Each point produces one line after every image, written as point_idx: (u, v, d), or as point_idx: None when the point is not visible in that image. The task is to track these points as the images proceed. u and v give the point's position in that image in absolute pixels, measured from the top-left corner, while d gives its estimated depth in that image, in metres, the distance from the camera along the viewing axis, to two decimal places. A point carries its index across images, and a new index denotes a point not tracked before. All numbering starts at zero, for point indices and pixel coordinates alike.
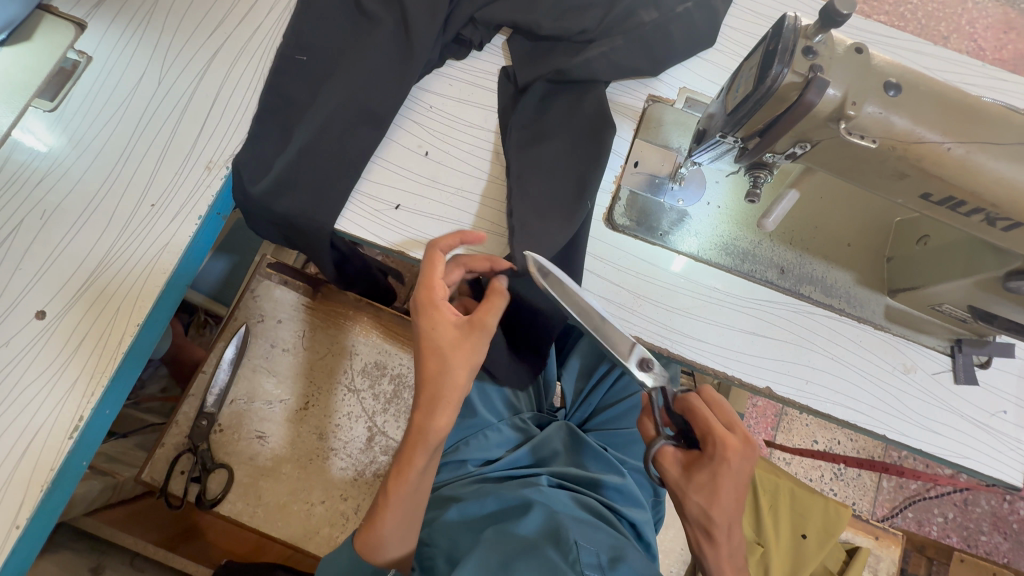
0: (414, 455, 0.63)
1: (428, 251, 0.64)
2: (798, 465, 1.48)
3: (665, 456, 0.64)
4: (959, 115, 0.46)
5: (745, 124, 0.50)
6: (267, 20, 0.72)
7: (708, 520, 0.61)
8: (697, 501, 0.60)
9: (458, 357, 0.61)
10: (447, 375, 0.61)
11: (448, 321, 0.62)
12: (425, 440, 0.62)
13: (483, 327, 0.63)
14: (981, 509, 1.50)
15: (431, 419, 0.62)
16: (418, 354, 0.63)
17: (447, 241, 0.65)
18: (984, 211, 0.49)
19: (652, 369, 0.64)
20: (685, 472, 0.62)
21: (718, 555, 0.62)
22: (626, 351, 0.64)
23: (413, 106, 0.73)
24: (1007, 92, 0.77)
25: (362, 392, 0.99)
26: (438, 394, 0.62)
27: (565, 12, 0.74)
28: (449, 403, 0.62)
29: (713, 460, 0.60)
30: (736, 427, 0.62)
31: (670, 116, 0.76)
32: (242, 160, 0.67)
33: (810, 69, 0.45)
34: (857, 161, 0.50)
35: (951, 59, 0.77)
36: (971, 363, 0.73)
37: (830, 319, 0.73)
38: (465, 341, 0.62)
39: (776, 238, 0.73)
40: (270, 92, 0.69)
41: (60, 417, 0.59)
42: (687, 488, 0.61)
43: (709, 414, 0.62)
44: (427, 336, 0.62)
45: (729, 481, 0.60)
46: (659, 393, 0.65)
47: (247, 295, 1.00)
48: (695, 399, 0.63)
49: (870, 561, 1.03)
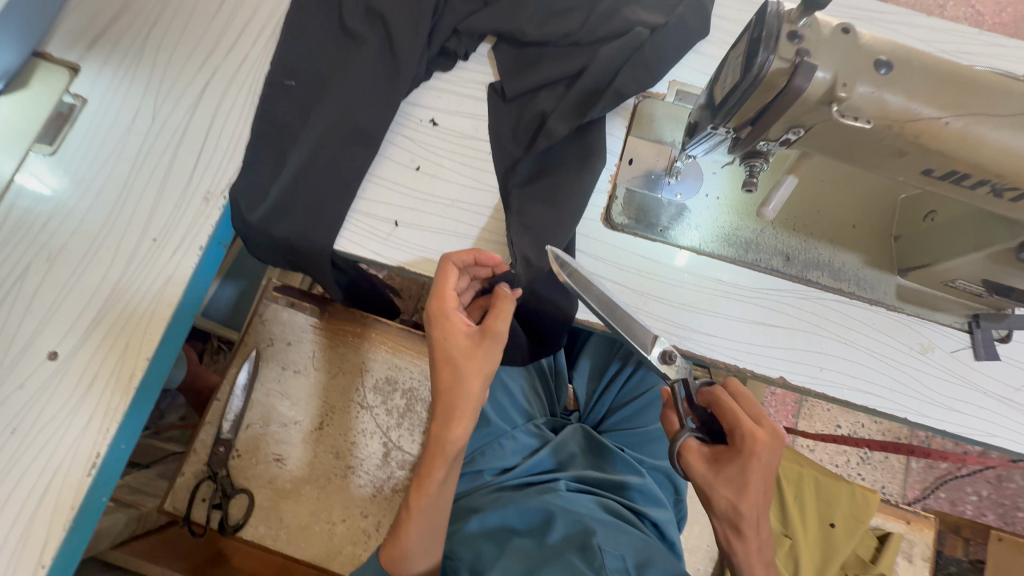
0: (433, 467, 0.64)
1: (440, 265, 0.64)
2: (822, 452, 1.46)
3: (691, 449, 0.62)
4: (954, 88, 0.45)
5: (736, 114, 0.49)
6: (253, 49, 0.73)
7: (737, 514, 0.60)
8: (725, 495, 0.59)
9: (471, 367, 0.62)
10: (461, 386, 0.62)
11: (461, 330, 0.63)
12: (443, 450, 0.63)
13: (494, 335, 0.63)
14: (1016, 485, 1.46)
15: (448, 429, 0.63)
16: (431, 364, 0.64)
17: (460, 257, 0.65)
18: (989, 182, 0.48)
19: (675, 361, 0.62)
20: (713, 466, 0.61)
21: (747, 549, 0.61)
22: (649, 343, 0.62)
23: (403, 122, 0.73)
24: (1005, 58, 0.75)
25: (375, 408, 0.99)
26: (454, 405, 0.63)
27: (548, 17, 0.75)
28: (465, 413, 0.63)
29: (742, 453, 0.59)
30: (764, 420, 0.61)
31: (662, 110, 0.75)
32: (238, 189, 0.68)
33: (797, 53, 0.44)
34: (853, 143, 0.49)
35: (944, 30, 0.76)
36: (991, 337, 0.71)
37: (841, 303, 0.72)
38: (478, 349, 0.63)
39: (778, 225, 0.72)
40: (261, 120, 0.70)
41: (77, 454, 0.59)
42: (716, 483, 0.60)
43: (738, 408, 0.61)
44: (440, 346, 0.63)
45: (759, 474, 0.59)
46: (679, 385, 0.63)
47: (255, 319, 1.01)
48: (722, 393, 0.62)
49: (903, 547, 1.01)
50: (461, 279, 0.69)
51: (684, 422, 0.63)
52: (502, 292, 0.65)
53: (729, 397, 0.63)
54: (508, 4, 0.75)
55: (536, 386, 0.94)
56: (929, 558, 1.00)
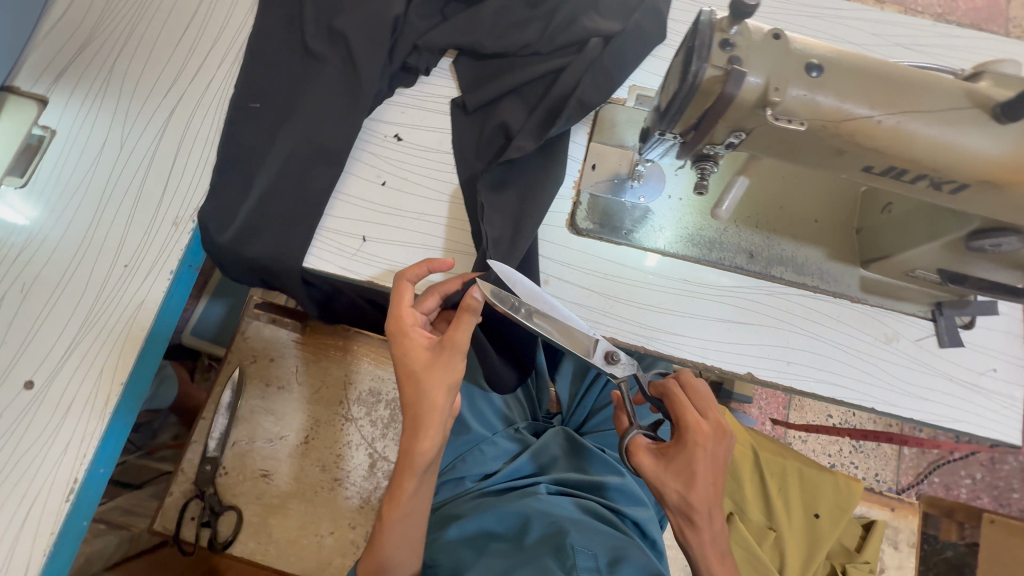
0: (403, 481, 0.64)
1: (395, 282, 0.66)
2: (815, 442, 1.46)
3: (640, 447, 0.64)
4: (885, 87, 0.46)
5: (679, 120, 0.50)
6: (218, 73, 0.74)
7: (687, 506, 0.60)
8: (674, 488, 0.60)
9: (433, 379, 0.62)
10: (424, 399, 0.62)
11: (421, 345, 0.63)
12: (411, 464, 0.63)
13: (455, 346, 0.62)
14: (1010, 466, 1.46)
15: (415, 443, 0.63)
16: (397, 381, 0.64)
17: (415, 271, 0.66)
18: (927, 176, 0.49)
19: (618, 360, 0.66)
20: (661, 459, 0.62)
21: (700, 539, 0.62)
22: (592, 348, 0.65)
23: (368, 138, 0.75)
24: (958, 48, 0.76)
25: (360, 420, 1.00)
26: (419, 419, 0.62)
27: (506, 29, 0.76)
28: (430, 427, 0.62)
29: (687, 446, 0.60)
30: (710, 413, 0.62)
31: (622, 115, 0.76)
32: (207, 212, 0.69)
33: (728, 61, 0.46)
34: (794, 145, 0.50)
35: (897, 23, 0.77)
36: (955, 324, 0.72)
37: (805, 297, 0.73)
38: (437, 361, 0.62)
39: (740, 223, 0.74)
40: (227, 143, 0.71)
41: (55, 481, 0.60)
42: (665, 476, 0.61)
43: (684, 402, 0.62)
44: (402, 362, 0.63)
45: (705, 465, 0.60)
46: (628, 381, 0.67)
47: (238, 337, 1.02)
48: (671, 388, 0.64)
49: (889, 534, 1.02)
50: (427, 297, 0.67)
51: (632, 419, 0.66)
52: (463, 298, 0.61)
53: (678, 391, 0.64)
54: (467, 18, 0.76)
55: (516, 391, 0.94)
56: (915, 544, 1.02)
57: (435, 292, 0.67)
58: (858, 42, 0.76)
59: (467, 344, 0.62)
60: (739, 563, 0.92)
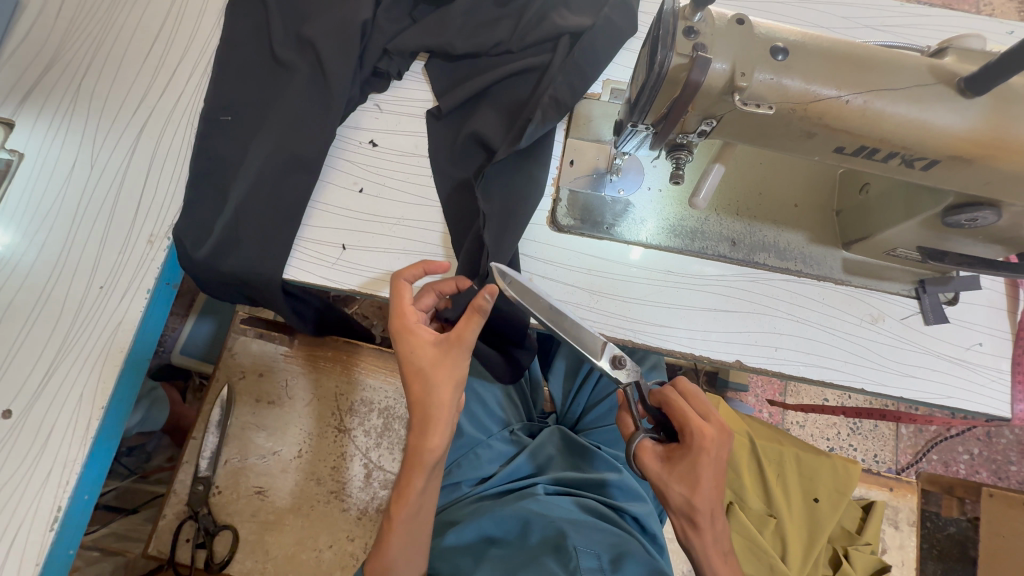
0: (412, 477, 0.63)
1: (392, 283, 0.65)
2: (812, 426, 1.47)
3: (646, 449, 0.64)
4: (850, 67, 0.46)
5: (650, 110, 0.50)
6: (187, 87, 0.73)
7: (692, 509, 0.60)
8: (679, 491, 0.60)
9: (441, 375, 0.61)
10: (432, 395, 0.61)
11: (428, 342, 0.62)
12: (422, 459, 0.62)
13: (461, 343, 0.62)
14: (1006, 440, 1.47)
15: (424, 439, 0.62)
16: (403, 379, 0.63)
17: (410, 269, 0.66)
18: (899, 154, 0.49)
19: (625, 365, 0.63)
20: (666, 463, 0.62)
21: (704, 542, 0.61)
22: (598, 350, 0.63)
23: (343, 145, 0.74)
24: (926, 26, 0.77)
25: (353, 430, 0.99)
26: (427, 415, 0.61)
27: (477, 29, 0.76)
28: (440, 422, 0.62)
29: (692, 449, 0.60)
30: (712, 416, 0.62)
31: (598, 110, 0.76)
32: (182, 228, 0.68)
33: (693, 48, 0.45)
34: (765, 129, 0.50)
35: (866, 4, 0.78)
36: (939, 301, 0.72)
37: (788, 281, 0.73)
38: (446, 357, 0.62)
39: (720, 211, 0.73)
40: (199, 157, 0.70)
41: (38, 510, 0.59)
42: (669, 479, 0.61)
43: (685, 405, 0.62)
44: (408, 360, 0.62)
45: (709, 469, 0.60)
46: (633, 387, 0.65)
47: (225, 354, 1.01)
48: (670, 392, 0.63)
49: (889, 514, 1.02)
50: (425, 295, 0.67)
51: (638, 423, 0.65)
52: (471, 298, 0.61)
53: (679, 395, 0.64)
54: (436, 19, 0.76)
55: (511, 392, 0.93)
56: (915, 522, 1.02)
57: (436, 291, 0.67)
58: (828, 25, 0.76)
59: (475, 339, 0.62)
60: (741, 553, 0.92)
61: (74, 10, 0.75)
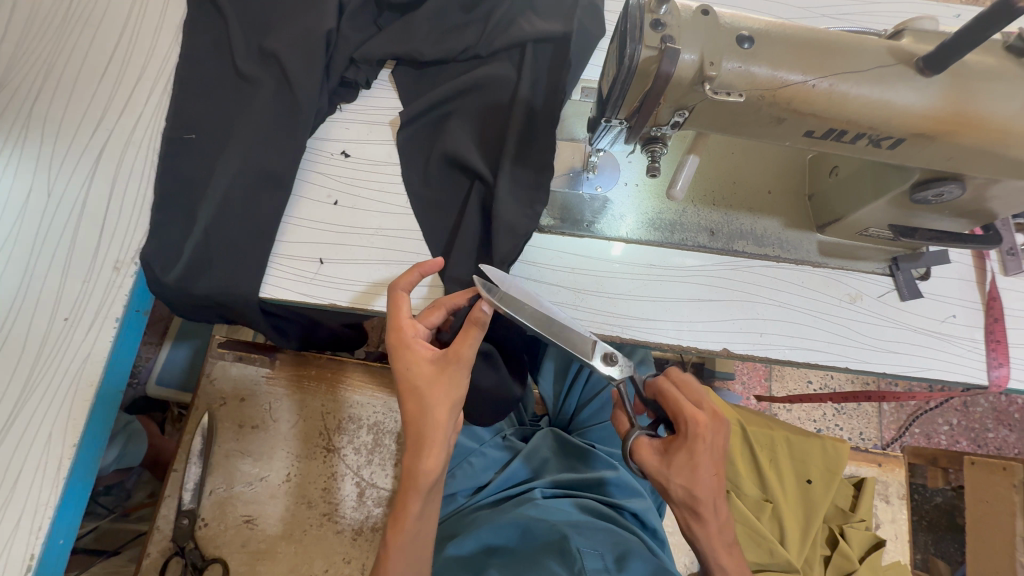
0: (408, 502, 0.61)
1: (390, 294, 0.64)
2: (799, 410, 1.49)
3: (642, 446, 0.63)
4: (814, 53, 0.47)
5: (621, 105, 0.51)
6: (147, 106, 0.71)
7: (693, 499, 0.60)
8: (679, 483, 0.60)
9: (436, 395, 0.59)
10: (427, 414, 0.59)
11: (424, 358, 0.61)
12: (416, 483, 0.60)
13: (459, 360, 0.60)
14: (982, 408, 1.52)
15: (419, 461, 0.59)
16: (398, 396, 0.62)
17: (407, 280, 0.64)
18: (866, 134, 0.51)
19: (617, 361, 0.62)
20: (664, 457, 0.61)
21: (707, 531, 0.61)
22: (590, 350, 0.62)
23: (314, 157, 0.72)
24: (879, 12, 0.80)
25: (344, 448, 0.97)
26: (423, 435, 0.59)
27: (444, 35, 0.76)
28: (435, 444, 0.59)
29: (686, 439, 0.59)
30: (705, 403, 0.62)
31: (570, 109, 0.75)
32: (149, 253, 0.65)
33: (662, 40, 0.45)
34: (735, 117, 0.50)
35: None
36: (912, 277, 0.74)
37: (767, 267, 0.74)
38: (441, 376, 0.60)
39: (697, 202, 0.74)
40: (164, 177, 0.68)
41: (11, 559, 0.56)
42: (668, 472, 0.60)
43: (678, 396, 0.62)
44: (403, 376, 0.61)
45: (707, 458, 0.59)
46: (627, 382, 0.64)
47: (202, 380, 0.97)
48: (665, 384, 0.64)
49: (879, 489, 1.04)
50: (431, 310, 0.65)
51: (633, 421, 0.65)
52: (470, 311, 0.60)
53: (671, 386, 0.64)
54: (402, 26, 0.75)
55: None
56: (904, 495, 1.05)
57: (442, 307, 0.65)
58: (786, 15, 0.78)
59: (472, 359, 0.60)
60: (741, 540, 0.93)
61: (22, 32, 0.72)
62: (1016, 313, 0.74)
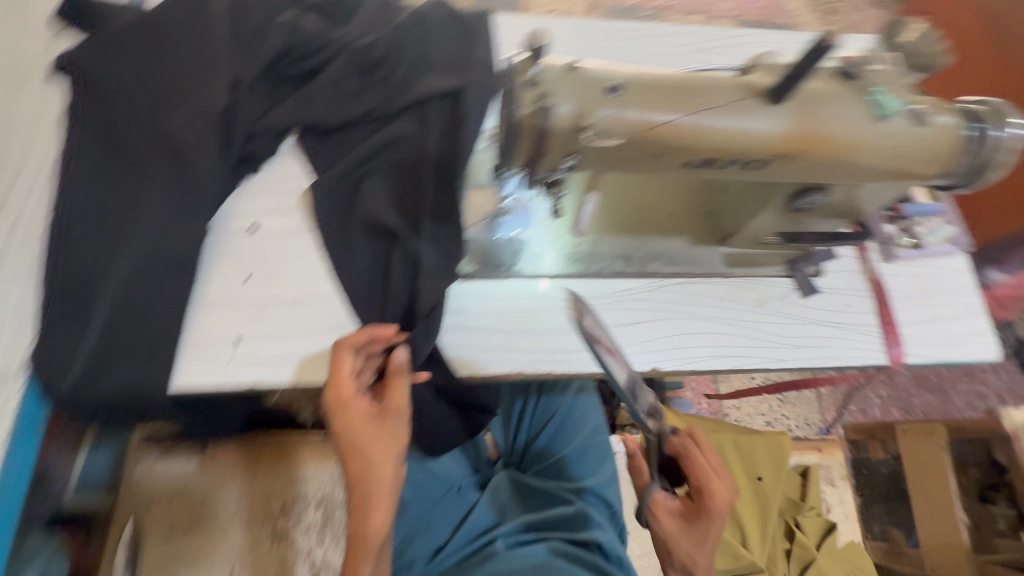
0: (356, 567, 0.61)
1: (334, 352, 0.64)
2: (747, 406, 1.57)
3: (660, 506, 0.67)
4: (676, 95, 0.52)
5: (515, 157, 0.53)
6: (31, 204, 0.67)
7: (691, 566, 0.66)
8: (685, 550, 0.66)
9: (379, 450, 0.63)
10: (372, 471, 0.62)
11: (364, 415, 0.63)
12: (365, 545, 0.61)
13: (397, 411, 0.65)
14: (904, 377, 1.66)
15: (366, 521, 0.62)
16: (339, 456, 0.63)
17: (354, 339, 0.64)
18: (736, 160, 0.56)
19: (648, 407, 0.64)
20: (680, 522, 0.66)
21: None
22: (631, 388, 0.62)
23: (222, 234, 0.70)
24: (745, 43, 0.90)
25: (294, 530, 0.91)
26: (367, 493, 0.62)
27: (345, 98, 0.76)
28: (381, 500, 0.62)
29: (705, 511, 0.66)
30: (722, 475, 0.67)
31: (479, 159, 0.77)
32: (42, 359, 0.60)
33: (538, 98, 0.49)
34: (620, 156, 0.54)
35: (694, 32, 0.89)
36: (809, 275, 0.81)
37: (681, 283, 0.79)
38: (381, 431, 0.63)
39: (609, 232, 0.77)
40: (53, 275, 0.63)
41: None
42: (679, 538, 0.66)
43: (706, 466, 0.66)
44: (345, 436, 0.63)
45: (715, 529, 0.66)
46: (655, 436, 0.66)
47: (127, 482, 0.89)
48: (691, 448, 0.67)
49: (824, 474, 1.10)
50: (367, 363, 0.66)
51: (654, 478, 0.68)
52: (391, 359, 0.66)
53: (698, 452, 0.67)
54: (301, 95, 0.75)
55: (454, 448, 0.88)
56: (847, 474, 1.12)
57: (369, 358, 0.66)
58: (666, 53, 0.87)
59: (408, 407, 0.66)
60: None
61: None
62: (901, 295, 0.81)
